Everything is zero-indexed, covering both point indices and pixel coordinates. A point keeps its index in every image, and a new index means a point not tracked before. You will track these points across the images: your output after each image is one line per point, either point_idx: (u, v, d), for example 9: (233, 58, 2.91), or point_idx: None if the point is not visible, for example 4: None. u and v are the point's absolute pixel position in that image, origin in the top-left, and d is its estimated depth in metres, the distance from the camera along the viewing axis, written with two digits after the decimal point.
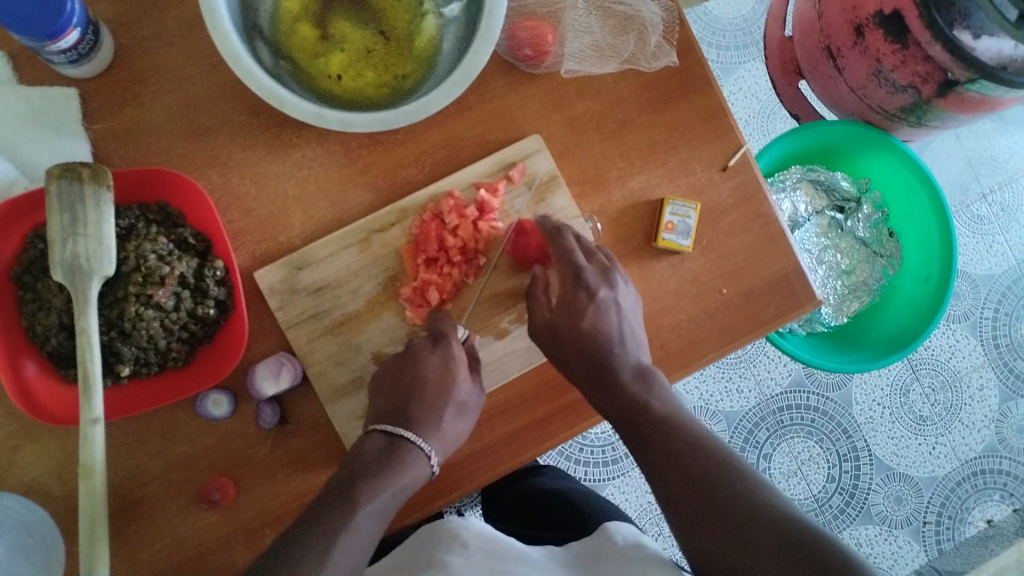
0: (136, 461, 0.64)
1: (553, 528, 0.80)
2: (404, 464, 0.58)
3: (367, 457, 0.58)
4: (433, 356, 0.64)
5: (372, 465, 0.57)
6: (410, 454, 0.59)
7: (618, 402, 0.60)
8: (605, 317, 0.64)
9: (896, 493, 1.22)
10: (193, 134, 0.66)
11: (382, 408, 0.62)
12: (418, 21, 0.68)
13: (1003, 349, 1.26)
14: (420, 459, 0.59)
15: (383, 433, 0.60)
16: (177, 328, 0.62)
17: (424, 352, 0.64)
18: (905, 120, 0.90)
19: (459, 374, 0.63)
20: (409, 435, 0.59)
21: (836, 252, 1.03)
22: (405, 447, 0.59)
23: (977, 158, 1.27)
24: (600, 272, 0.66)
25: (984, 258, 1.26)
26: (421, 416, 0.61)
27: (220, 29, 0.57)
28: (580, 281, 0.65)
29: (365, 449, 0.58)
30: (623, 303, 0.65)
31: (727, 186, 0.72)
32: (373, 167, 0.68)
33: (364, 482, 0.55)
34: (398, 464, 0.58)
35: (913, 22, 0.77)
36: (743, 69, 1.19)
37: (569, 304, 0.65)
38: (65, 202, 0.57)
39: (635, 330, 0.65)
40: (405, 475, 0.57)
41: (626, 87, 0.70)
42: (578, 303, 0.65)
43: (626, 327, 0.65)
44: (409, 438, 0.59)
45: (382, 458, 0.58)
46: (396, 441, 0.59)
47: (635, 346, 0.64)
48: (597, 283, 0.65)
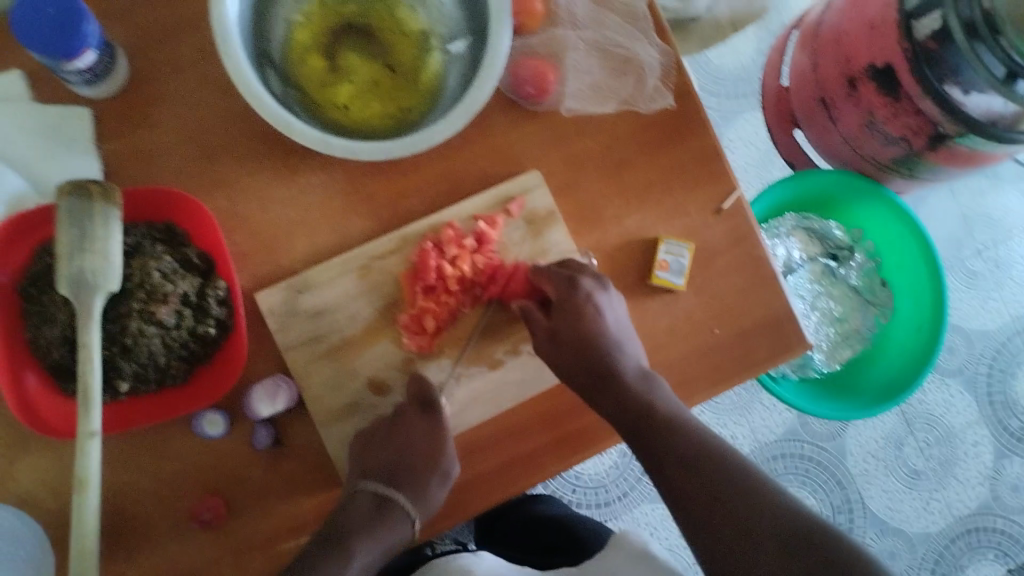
0: (129, 478, 0.65)
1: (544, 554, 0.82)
2: (389, 525, 0.62)
3: (355, 515, 0.62)
4: (437, 409, 0.65)
5: (362, 524, 0.61)
6: (397, 518, 0.63)
7: (621, 406, 0.63)
8: (599, 318, 0.65)
9: (889, 548, 1.22)
10: (203, 159, 0.68)
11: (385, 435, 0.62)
12: (425, 57, 0.71)
13: (998, 407, 1.26)
14: (405, 523, 0.63)
15: (373, 493, 0.63)
16: (176, 346, 0.64)
17: (431, 405, 0.65)
18: (898, 172, 0.92)
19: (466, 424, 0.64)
20: (396, 495, 0.63)
21: (829, 299, 1.04)
22: (392, 511, 0.63)
23: (972, 216, 1.29)
24: (587, 277, 0.67)
25: (978, 313, 1.28)
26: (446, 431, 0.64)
27: (234, 57, 0.59)
28: (574, 288, 0.66)
29: (353, 509, 0.62)
30: (609, 304, 0.66)
31: (721, 227, 0.73)
32: (375, 197, 0.70)
33: (358, 538, 0.60)
34: (384, 528, 0.62)
35: (903, 76, 0.79)
36: (742, 118, 1.22)
37: (564, 312, 0.65)
38: (74, 218, 0.58)
39: (621, 332, 0.66)
40: (388, 537, 0.62)
41: (623, 129, 0.72)
42: (579, 301, 0.65)
43: (617, 327, 0.66)
44: (398, 500, 0.63)
45: (370, 520, 0.62)
46: (385, 503, 0.63)
47: (626, 346, 0.65)
48: (589, 287, 0.66)
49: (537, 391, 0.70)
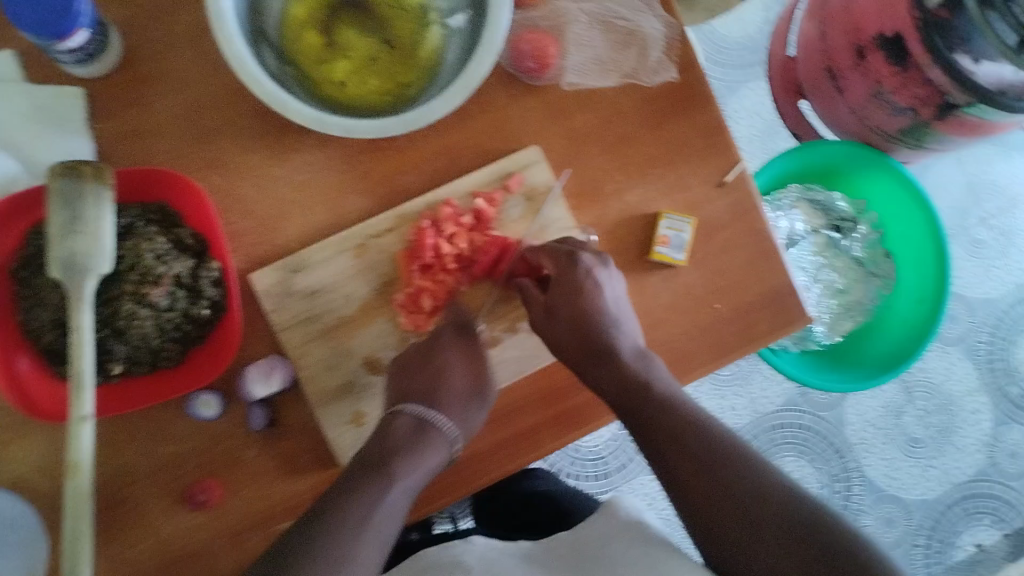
0: (124, 459, 0.65)
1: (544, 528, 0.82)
2: (427, 448, 0.61)
3: (396, 437, 0.61)
4: (425, 390, 0.64)
5: (400, 446, 0.60)
6: (437, 440, 0.62)
7: (619, 386, 0.62)
8: (596, 292, 0.64)
9: (887, 515, 1.22)
10: (194, 135, 0.66)
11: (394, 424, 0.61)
12: (423, 31, 0.68)
13: (997, 374, 1.26)
14: (445, 442, 0.62)
15: (413, 414, 0.63)
16: (170, 328, 0.62)
17: (426, 388, 0.64)
18: (904, 142, 0.90)
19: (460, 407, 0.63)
20: (438, 419, 0.62)
21: (832, 271, 1.03)
22: (431, 433, 0.62)
23: (978, 182, 1.28)
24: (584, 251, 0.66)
25: (982, 282, 1.27)
26: (443, 407, 0.63)
27: (224, 31, 0.57)
28: (570, 262, 0.65)
29: (395, 430, 0.62)
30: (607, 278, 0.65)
31: (724, 202, 0.72)
32: (371, 173, 0.69)
33: (398, 458, 0.59)
34: (425, 447, 0.61)
35: (913, 45, 0.77)
36: (746, 88, 1.19)
37: (558, 291, 0.65)
38: (64, 199, 0.57)
39: (617, 310, 0.65)
40: (429, 459, 0.60)
41: (625, 101, 0.71)
42: (574, 273, 0.64)
43: (614, 303, 0.65)
44: (437, 422, 0.62)
45: (409, 441, 0.61)
46: (426, 421, 0.62)
47: (622, 324, 0.65)
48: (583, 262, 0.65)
49: (536, 369, 0.69)
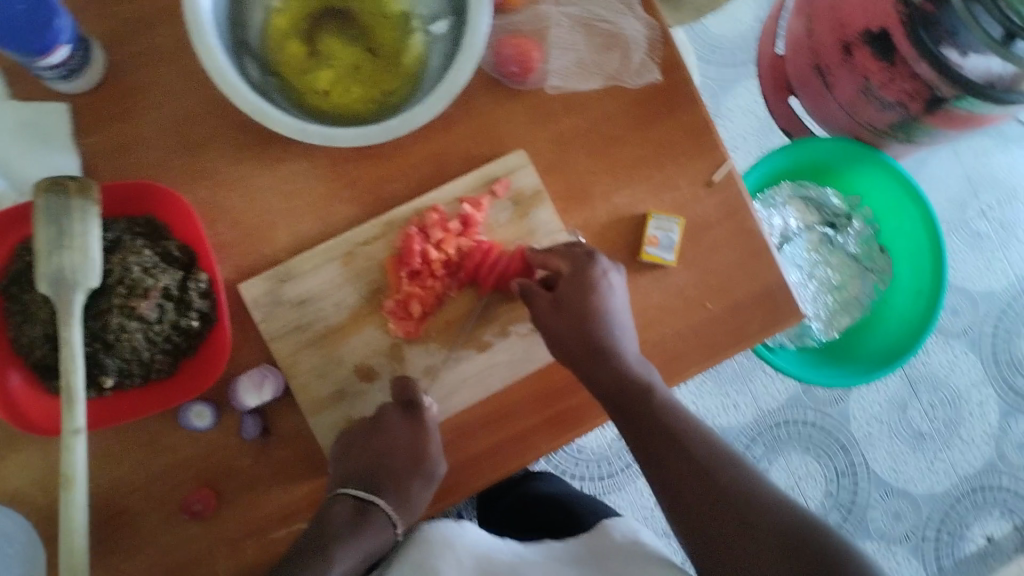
0: (118, 472, 0.65)
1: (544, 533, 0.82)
2: (368, 531, 0.62)
3: (336, 521, 0.61)
4: (404, 417, 0.64)
5: (343, 529, 0.60)
6: (378, 524, 0.63)
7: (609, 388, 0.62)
8: (601, 293, 0.64)
9: (894, 509, 1.21)
10: (181, 148, 0.67)
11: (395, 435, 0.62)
12: (406, 39, 0.68)
13: (1003, 365, 1.25)
14: (385, 523, 0.64)
15: (352, 497, 0.63)
16: (161, 340, 0.63)
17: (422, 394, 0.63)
18: (894, 137, 0.90)
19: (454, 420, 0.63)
20: (377, 500, 0.64)
21: (827, 267, 1.03)
22: (374, 514, 0.63)
23: (976, 175, 1.27)
24: (586, 252, 0.65)
25: (983, 275, 1.26)
26: (385, 488, 0.64)
27: (206, 44, 0.58)
28: (575, 265, 0.65)
29: (333, 514, 0.61)
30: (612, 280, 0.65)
31: (712, 202, 0.72)
32: (358, 181, 0.69)
33: (340, 539, 0.59)
34: (368, 531, 0.62)
35: (900, 40, 0.77)
36: (740, 86, 1.19)
37: (564, 290, 0.64)
38: (51, 214, 0.57)
39: (621, 315, 0.65)
40: (370, 541, 0.62)
41: (611, 103, 0.71)
42: (583, 274, 0.64)
43: (618, 307, 0.65)
44: (376, 503, 0.64)
45: (352, 524, 0.61)
46: (366, 506, 0.63)
47: (625, 327, 0.64)
48: (586, 260, 0.65)
49: (528, 373, 0.69)
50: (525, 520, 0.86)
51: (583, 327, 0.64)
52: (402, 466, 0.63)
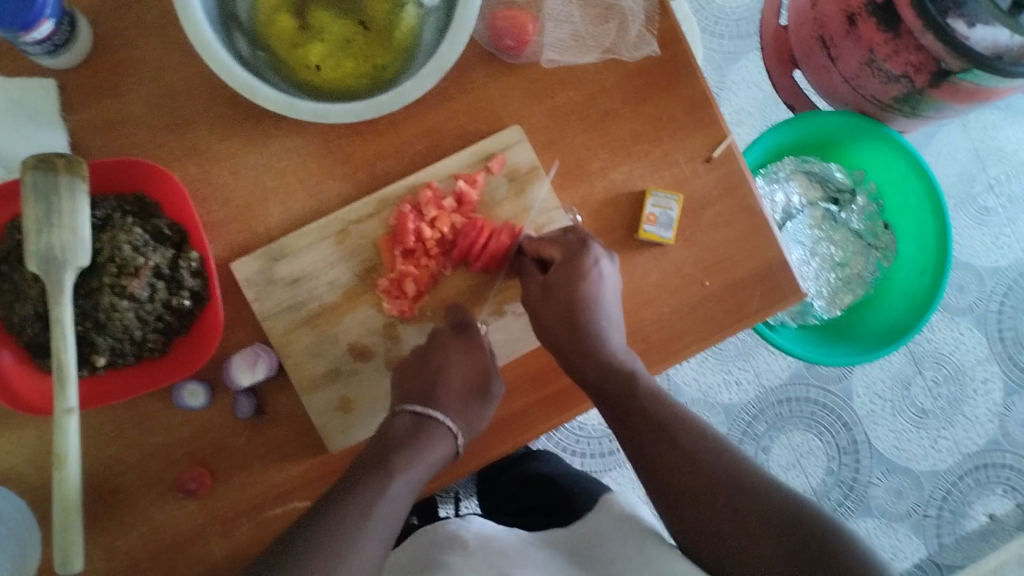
0: (112, 451, 0.65)
1: (542, 512, 0.81)
2: (430, 441, 0.59)
3: (396, 435, 0.59)
4: (455, 338, 0.65)
5: (400, 444, 0.58)
6: (439, 433, 0.60)
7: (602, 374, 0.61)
8: (592, 282, 0.62)
9: (896, 487, 1.20)
10: (171, 123, 0.66)
11: (414, 384, 0.63)
12: (398, 12, 0.67)
13: (1008, 342, 1.24)
14: (448, 438, 0.60)
15: (411, 413, 0.61)
16: (152, 319, 0.62)
17: (446, 341, 0.65)
18: (899, 110, 0.88)
19: (484, 357, 0.64)
20: (437, 415, 0.61)
21: (830, 243, 1.01)
22: (431, 425, 0.60)
23: (984, 148, 1.25)
24: (580, 241, 0.64)
25: (990, 250, 1.24)
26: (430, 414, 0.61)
27: (191, 19, 0.57)
28: (565, 258, 0.64)
29: (394, 427, 0.60)
30: (603, 267, 0.63)
31: (712, 177, 0.71)
32: (351, 158, 0.68)
33: (399, 450, 0.58)
34: (428, 441, 0.59)
35: (905, 12, 0.75)
36: (745, 59, 1.17)
37: (556, 275, 0.64)
38: (39, 193, 0.57)
39: (611, 307, 0.64)
40: (431, 454, 0.59)
41: (609, 77, 0.69)
42: (575, 264, 0.63)
43: (608, 291, 0.63)
44: (437, 418, 0.61)
45: (410, 435, 0.59)
46: (425, 419, 0.61)
47: (611, 314, 0.63)
48: (579, 250, 0.64)
49: (523, 352, 0.69)
50: (529, 501, 0.85)
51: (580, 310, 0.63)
52: (454, 393, 0.62)
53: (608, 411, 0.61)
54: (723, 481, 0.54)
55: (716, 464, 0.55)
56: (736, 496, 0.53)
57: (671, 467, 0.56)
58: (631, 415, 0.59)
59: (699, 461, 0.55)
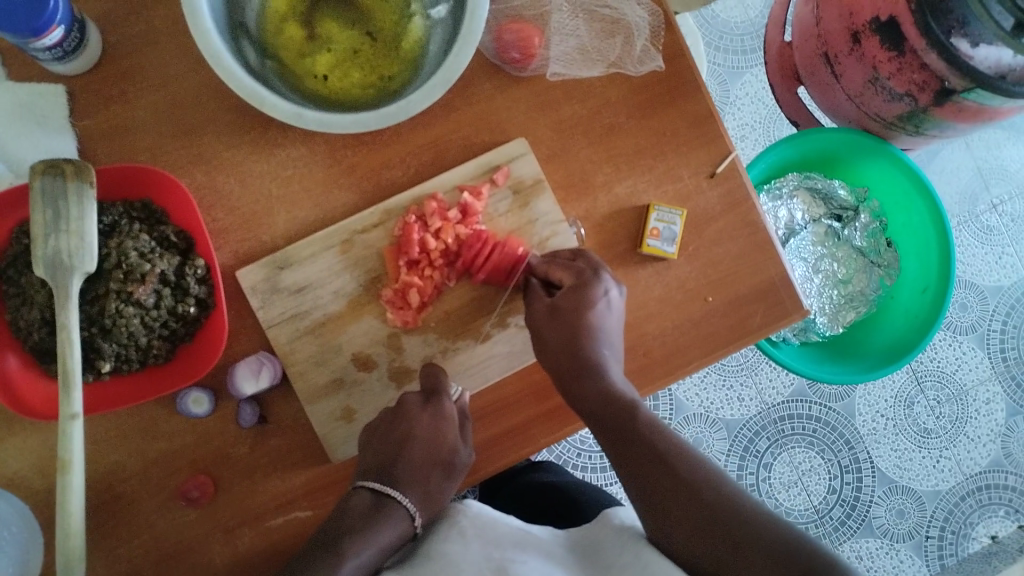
0: (115, 457, 0.65)
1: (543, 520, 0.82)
2: (386, 522, 0.59)
3: (353, 514, 0.58)
4: (425, 410, 0.63)
5: (357, 524, 0.57)
6: (394, 514, 0.60)
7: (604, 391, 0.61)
8: (599, 312, 0.63)
9: (898, 507, 1.20)
10: (179, 131, 0.66)
11: (374, 456, 0.63)
12: (405, 23, 0.68)
13: (1011, 362, 1.24)
14: (404, 517, 0.60)
15: (370, 490, 0.60)
16: (157, 325, 0.63)
17: (413, 410, 0.63)
18: (902, 129, 0.88)
19: (451, 431, 0.63)
20: (396, 494, 0.60)
21: (833, 261, 1.02)
22: (390, 506, 0.60)
23: (987, 168, 1.26)
24: (592, 270, 0.65)
25: (992, 269, 1.24)
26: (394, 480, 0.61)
27: (201, 27, 0.57)
28: (572, 286, 0.64)
29: (352, 505, 0.59)
30: (612, 299, 0.64)
31: (715, 192, 0.71)
32: (357, 168, 0.69)
33: (357, 533, 0.57)
34: (386, 523, 0.58)
35: (909, 30, 0.76)
36: (749, 75, 1.18)
37: (570, 297, 0.64)
38: (47, 198, 0.57)
39: (613, 337, 0.64)
40: (386, 535, 0.58)
41: (613, 92, 0.70)
42: (586, 292, 0.63)
43: (612, 322, 0.64)
44: (395, 497, 0.60)
45: (367, 516, 0.58)
46: (383, 499, 0.60)
47: (613, 346, 0.64)
48: (590, 279, 0.64)
49: (524, 365, 0.69)
50: (531, 512, 0.85)
51: (579, 334, 0.63)
52: (416, 463, 0.62)
53: (607, 440, 0.60)
54: (721, 509, 0.53)
55: (711, 492, 0.54)
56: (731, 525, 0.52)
57: (667, 492, 0.55)
58: (627, 442, 0.58)
59: (695, 487, 0.54)
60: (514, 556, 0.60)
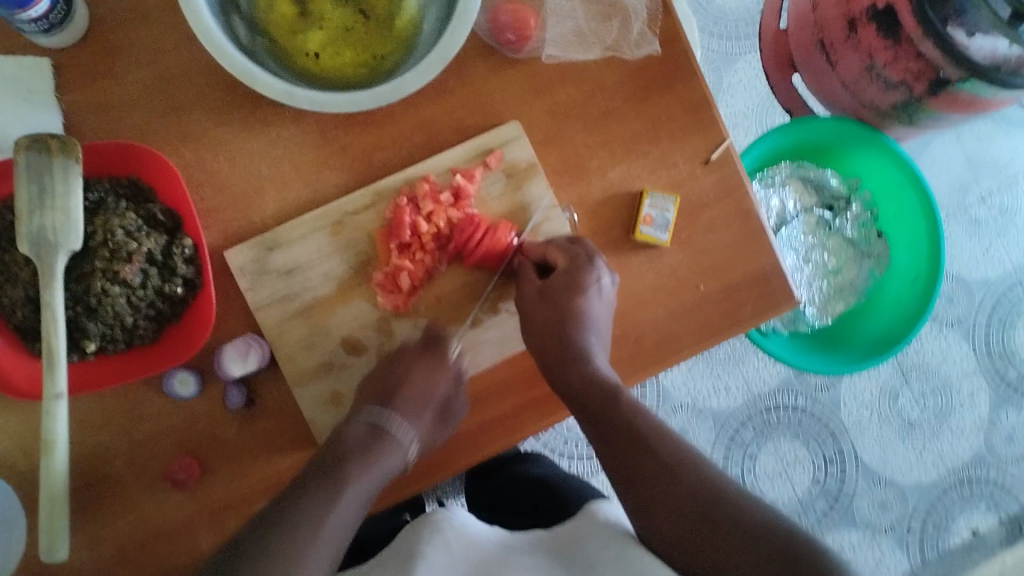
0: (100, 438, 0.64)
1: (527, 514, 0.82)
2: (384, 451, 0.59)
3: (349, 443, 0.59)
4: (424, 355, 0.64)
5: (355, 453, 0.58)
6: (391, 445, 0.60)
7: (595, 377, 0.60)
8: (589, 297, 0.63)
9: (881, 498, 1.21)
10: (168, 108, 0.65)
11: (369, 396, 0.64)
12: (400, 2, 0.67)
13: (995, 356, 1.25)
14: (400, 446, 0.61)
15: (367, 422, 0.61)
16: (144, 305, 0.62)
17: (413, 356, 0.64)
18: (897, 119, 0.88)
19: (446, 378, 0.64)
20: (391, 424, 0.61)
21: (823, 251, 1.01)
22: (386, 437, 0.60)
23: (977, 162, 1.26)
24: (585, 256, 0.65)
25: (980, 263, 1.25)
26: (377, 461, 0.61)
27: (191, 2, 0.56)
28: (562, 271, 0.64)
29: (349, 435, 0.60)
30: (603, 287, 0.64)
31: (709, 179, 0.71)
32: (349, 149, 0.68)
33: (353, 463, 0.57)
34: (382, 453, 0.59)
35: (905, 17, 0.75)
36: (742, 62, 1.17)
37: (556, 284, 0.64)
38: (32, 174, 0.56)
39: (601, 325, 0.64)
40: (384, 463, 0.59)
41: (609, 76, 0.69)
42: (577, 276, 0.63)
43: (601, 309, 0.64)
44: (391, 427, 0.61)
45: (364, 446, 0.59)
46: (379, 429, 0.61)
47: (601, 335, 0.64)
48: (582, 265, 0.64)
49: (515, 351, 0.68)
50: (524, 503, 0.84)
51: (569, 321, 0.63)
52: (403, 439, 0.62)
53: (593, 427, 0.60)
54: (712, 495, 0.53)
55: (695, 479, 0.55)
56: (715, 512, 0.53)
57: (654, 482, 0.55)
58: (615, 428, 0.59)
59: (677, 474, 0.55)
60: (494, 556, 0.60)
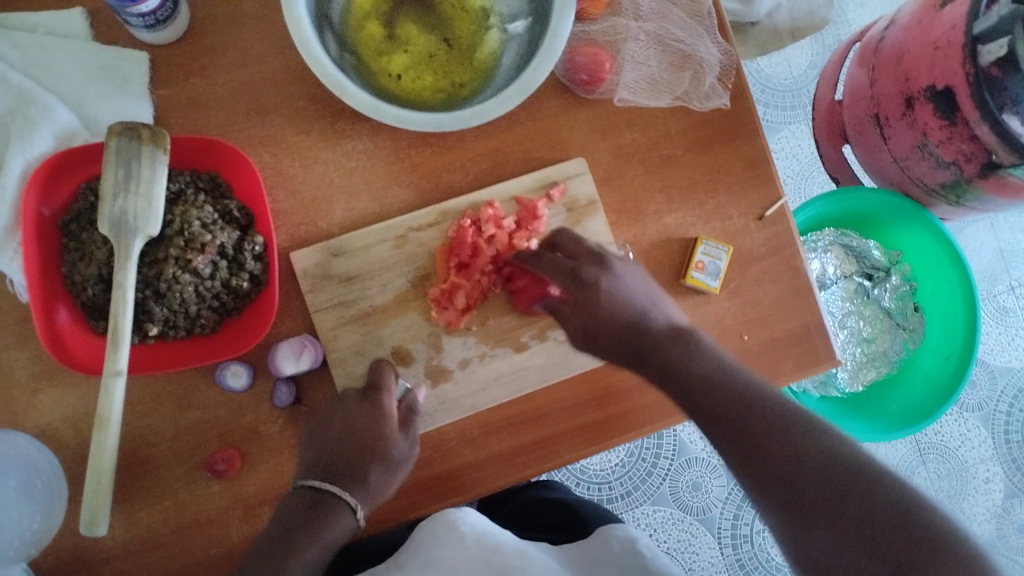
0: (148, 421, 0.66)
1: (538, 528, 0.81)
2: (330, 520, 0.57)
3: (292, 515, 0.57)
4: (362, 404, 0.63)
5: (298, 523, 0.56)
6: (337, 510, 0.58)
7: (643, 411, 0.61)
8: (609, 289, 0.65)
9: None
10: (252, 112, 0.68)
11: (318, 452, 0.61)
12: (482, 34, 0.70)
13: (1013, 445, 1.25)
14: (347, 513, 0.58)
15: (310, 488, 0.58)
16: (209, 296, 0.64)
17: (350, 407, 0.63)
18: (943, 198, 0.91)
19: (390, 426, 0.62)
20: (335, 491, 0.58)
21: (859, 319, 1.03)
22: (331, 504, 0.58)
23: (1009, 251, 1.28)
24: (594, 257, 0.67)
25: (1005, 350, 1.26)
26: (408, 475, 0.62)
27: (294, 14, 0.59)
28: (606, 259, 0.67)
29: (290, 507, 0.57)
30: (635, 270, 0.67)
31: (761, 234, 0.73)
32: (418, 168, 0.70)
33: (296, 538, 0.55)
34: (326, 522, 0.57)
35: (963, 100, 0.77)
36: (788, 130, 1.20)
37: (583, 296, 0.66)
38: (121, 158, 0.58)
39: (644, 295, 0.66)
40: (330, 534, 0.56)
41: (674, 125, 0.72)
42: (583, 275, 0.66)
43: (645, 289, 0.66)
44: (335, 494, 0.58)
45: (308, 516, 0.57)
46: (322, 496, 0.58)
47: (658, 307, 0.66)
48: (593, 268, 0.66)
49: (559, 378, 0.70)
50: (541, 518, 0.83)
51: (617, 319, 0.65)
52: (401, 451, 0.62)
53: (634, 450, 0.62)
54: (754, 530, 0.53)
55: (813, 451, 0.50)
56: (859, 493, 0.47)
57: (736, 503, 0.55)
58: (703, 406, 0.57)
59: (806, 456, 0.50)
60: (517, 564, 0.59)
